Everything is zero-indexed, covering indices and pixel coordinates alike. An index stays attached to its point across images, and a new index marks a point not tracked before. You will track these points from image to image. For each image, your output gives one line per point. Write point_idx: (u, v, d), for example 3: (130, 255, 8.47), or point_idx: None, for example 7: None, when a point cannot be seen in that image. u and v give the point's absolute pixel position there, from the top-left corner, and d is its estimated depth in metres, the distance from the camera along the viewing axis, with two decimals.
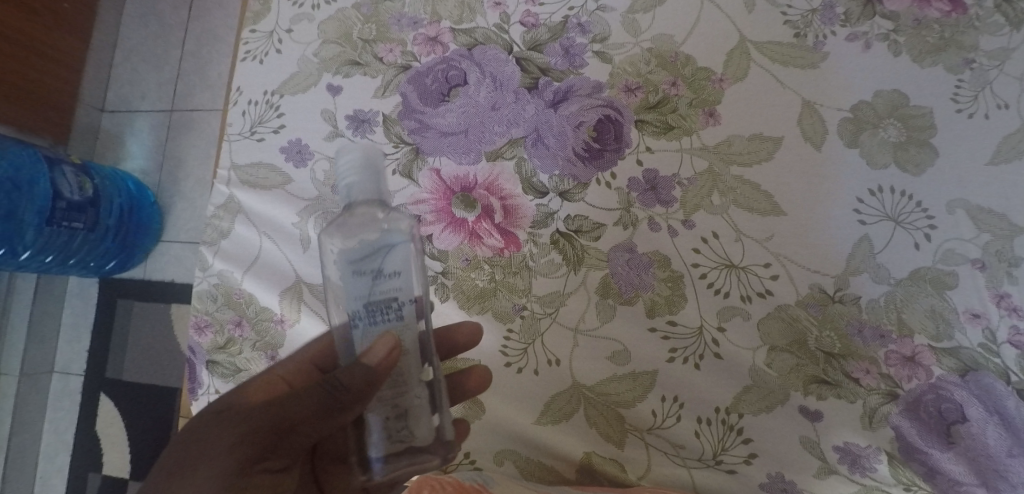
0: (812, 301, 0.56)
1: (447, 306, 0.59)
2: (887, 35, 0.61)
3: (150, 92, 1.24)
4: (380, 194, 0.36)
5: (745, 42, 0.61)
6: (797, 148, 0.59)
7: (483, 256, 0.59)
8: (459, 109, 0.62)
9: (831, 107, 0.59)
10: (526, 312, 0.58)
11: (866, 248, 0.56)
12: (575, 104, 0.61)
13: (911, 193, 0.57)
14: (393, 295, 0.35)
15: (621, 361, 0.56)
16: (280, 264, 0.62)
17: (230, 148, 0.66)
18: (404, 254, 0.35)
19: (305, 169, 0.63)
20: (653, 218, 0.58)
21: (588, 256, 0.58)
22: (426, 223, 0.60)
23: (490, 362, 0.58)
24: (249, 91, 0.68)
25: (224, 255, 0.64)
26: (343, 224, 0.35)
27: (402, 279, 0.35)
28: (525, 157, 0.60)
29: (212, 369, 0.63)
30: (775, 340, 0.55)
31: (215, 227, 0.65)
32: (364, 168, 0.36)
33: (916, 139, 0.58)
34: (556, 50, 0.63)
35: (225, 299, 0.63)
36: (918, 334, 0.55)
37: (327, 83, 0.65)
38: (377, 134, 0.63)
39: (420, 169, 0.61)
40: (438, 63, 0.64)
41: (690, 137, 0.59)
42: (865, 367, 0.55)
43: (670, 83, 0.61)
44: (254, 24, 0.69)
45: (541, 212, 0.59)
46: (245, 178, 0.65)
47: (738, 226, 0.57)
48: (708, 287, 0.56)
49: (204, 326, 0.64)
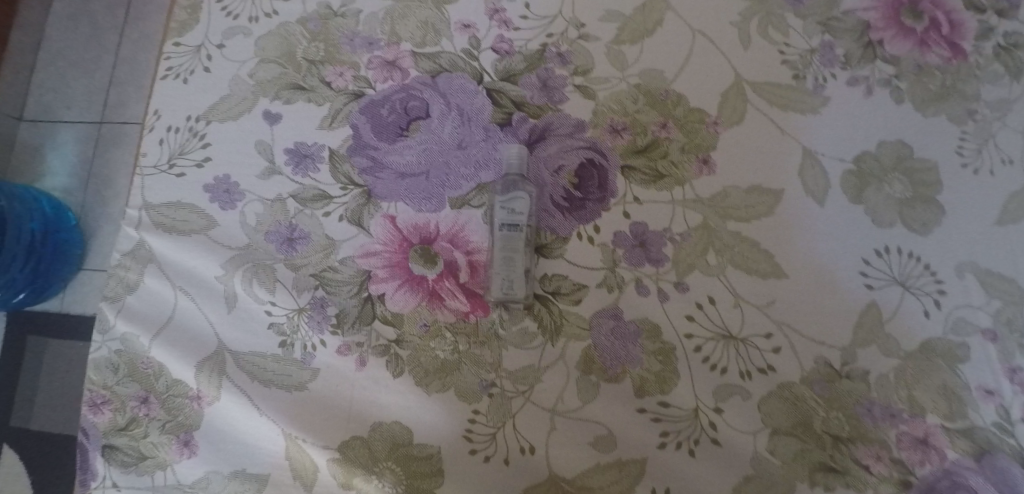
0: (818, 377, 0.49)
1: (400, 384, 0.49)
2: (889, 81, 0.57)
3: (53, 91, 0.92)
4: (233, 386, 0.50)
5: (742, 81, 0.55)
6: (798, 201, 0.53)
7: (444, 321, 0.50)
8: (419, 146, 0.54)
9: (834, 157, 0.54)
10: (495, 390, 0.49)
11: (874, 314, 0.51)
12: (554, 145, 0.53)
13: (919, 255, 0.52)
14: (229, 451, 0.50)
15: (606, 448, 0.48)
16: (198, 327, 0.52)
17: (142, 183, 0.55)
18: (243, 420, 0.50)
19: (234, 213, 0.54)
20: (641, 280, 0.50)
21: (567, 323, 0.50)
22: (377, 280, 0.51)
23: (452, 451, 0.48)
24: (170, 115, 0.57)
25: (130, 316, 0.53)
26: (232, 402, 0.50)
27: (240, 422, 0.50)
28: (444, 312, 0.51)
29: (108, 456, 0.51)
30: (777, 422, 0.49)
31: (119, 279, 0.54)
32: (217, 371, 0.51)
33: (922, 195, 0.54)
34: (533, 82, 0.55)
35: (129, 371, 0.52)
36: (931, 413, 0.49)
37: (265, 111, 0.56)
38: (321, 173, 0.54)
39: (372, 215, 0.52)
40: (396, 91, 0.55)
41: (683, 188, 0.52)
42: (875, 453, 0.49)
43: (661, 125, 0.54)
44: (179, 36, 0.59)
45: (492, 317, 0.50)
46: (161, 220, 0.55)
47: (737, 290, 0.50)
48: (704, 362, 0.49)
49: (100, 403, 0.51)
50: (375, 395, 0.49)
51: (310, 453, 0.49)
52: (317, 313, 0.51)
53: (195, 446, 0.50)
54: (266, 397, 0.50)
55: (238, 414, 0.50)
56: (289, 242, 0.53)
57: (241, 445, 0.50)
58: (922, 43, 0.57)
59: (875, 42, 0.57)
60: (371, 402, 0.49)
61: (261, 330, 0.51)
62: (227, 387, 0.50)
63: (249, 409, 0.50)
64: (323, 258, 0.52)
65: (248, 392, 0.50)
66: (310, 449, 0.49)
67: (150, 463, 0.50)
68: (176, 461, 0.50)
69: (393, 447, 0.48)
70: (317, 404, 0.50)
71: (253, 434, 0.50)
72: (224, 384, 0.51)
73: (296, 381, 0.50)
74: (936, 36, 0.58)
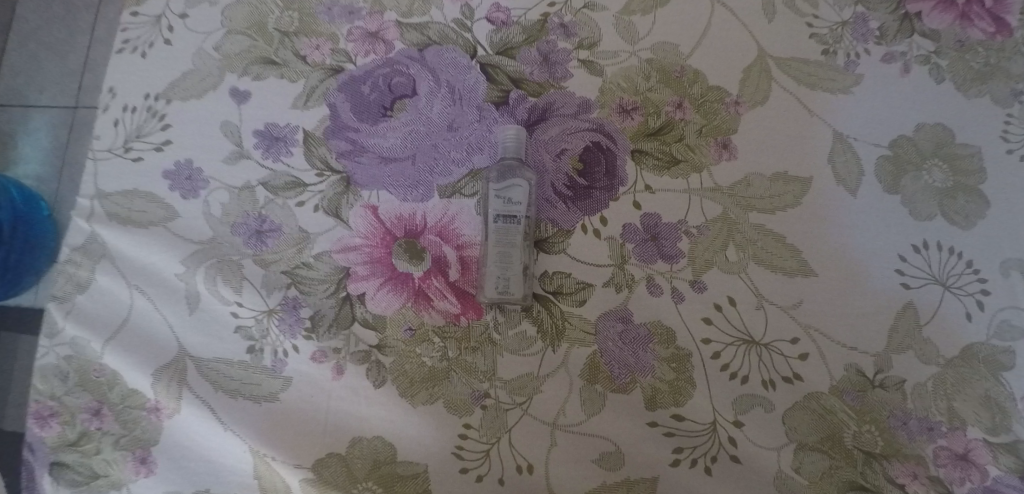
0: (848, 387, 0.44)
1: (383, 395, 0.44)
2: (928, 58, 0.50)
3: (25, 69, 0.65)
4: (196, 395, 0.45)
5: (766, 56, 0.50)
6: (828, 191, 0.47)
7: (432, 324, 0.45)
8: (404, 127, 0.48)
9: (866, 141, 0.49)
10: (488, 402, 0.44)
11: (911, 317, 0.45)
12: (556, 127, 0.48)
13: (960, 251, 0.46)
14: (190, 470, 0.44)
15: (612, 466, 0.43)
16: (156, 329, 0.46)
17: (93, 169, 0.49)
18: (207, 435, 0.44)
19: (197, 202, 0.48)
20: (653, 278, 0.45)
21: (570, 327, 0.45)
22: (357, 277, 0.46)
23: (440, 469, 0.43)
24: (126, 93, 0.51)
25: (81, 317, 0.47)
26: (193, 416, 0.45)
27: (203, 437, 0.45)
28: (432, 314, 0.45)
29: (58, 474, 0.46)
30: (803, 436, 0.44)
31: (69, 277, 0.48)
32: (176, 381, 0.45)
33: (964, 184, 0.48)
34: (533, 56, 0.49)
35: (80, 380, 0.46)
36: (972, 426, 0.44)
37: (232, 88, 0.50)
38: (294, 157, 0.48)
39: (352, 206, 0.47)
40: (379, 65, 0.49)
41: (700, 175, 0.47)
42: (911, 471, 0.43)
43: (675, 105, 0.48)
44: (137, 4, 0.52)
45: (486, 319, 0.45)
46: (116, 211, 0.49)
47: (760, 289, 0.45)
48: (724, 370, 0.44)
49: (47, 415, 0.46)
50: (355, 408, 0.44)
51: (281, 472, 0.44)
52: (289, 316, 0.46)
53: (154, 464, 0.45)
54: (231, 410, 0.45)
55: (200, 430, 0.45)
56: (258, 235, 0.47)
57: (204, 463, 0.44)
58: (963, 16, 0.51)
59: (912, 14, 0.51)
60: (350, 415, 0.44)
61: (227, 335, 0.46)
62: (190, 399, 0.45)
63: (213, 424, 0.44)
64: (296, 254, 0.46)
65: (211, 406, 0.45)
66: (280, 468, 0.44)
67: (104, 482, 0.45)
68: (133, 480, 0.45)
69: (374, 465, 0.43)
70: (289, 418, 0.44)
71: (218, 450, 0.44)
72: (184, 395, 0.45)
73: (266, 392, 0.45)
74: (978, 9, 0.51)
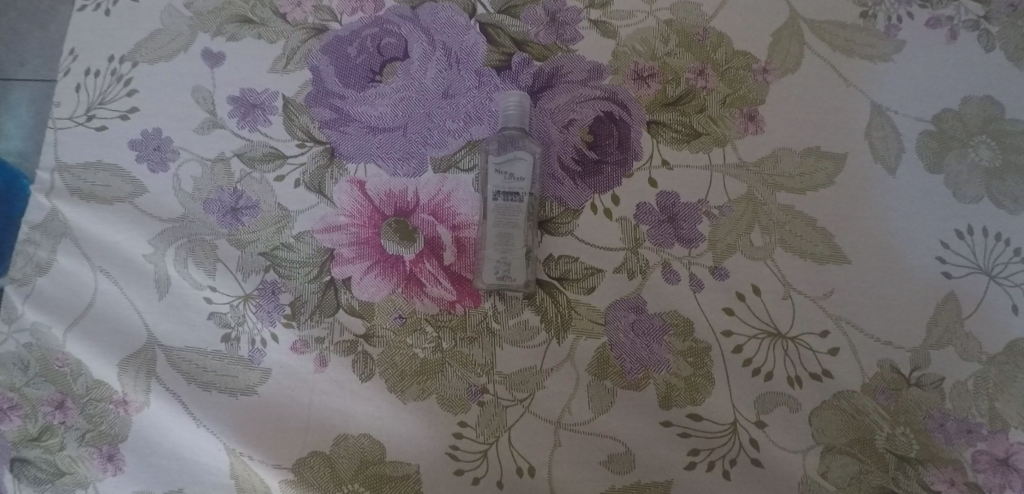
0: (881, 385, 0.40)
1: (371, 390, 0.40)
2: (977, 23, 0.45)
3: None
4: (168, 388, 0.41)
5: (798, 19, 0.44)
6: (864, 169, 0.43)
7: (425, 312, 0.41)
8: (395, 94, 0.43)
9: (908, 114, 0.44)
10: (486, 398, 0.40)
11: (952, 309, 0.41)
12: (563, 95, 0.43)
13: (1008, 237, 0.42)
14: (162, 467, 0.41)
15: (621, 469, 0.39)
16: (124, 316, 0.42)
17: (52, 139, 0.44)
18: (179, 429, 0.41)
19: (166, 176, 0.44)
20: (669, 264, 0.41)
21: (577, 316, 0.40)
22: (343, 260, 0.41)
23: (433, 471, 0.39)
24: (88, 55, 0.46)
25: (42, 302, 0.43)
26: (164, 411, 0.41)
27: (175, 433, 0.41)
28: (423, 301, 0.41)
29: (18, 471, 0.41)
30: (830, 439, 0.40)
31: (27, 258, 0.43)
32: (147, 372, 0.41)
33: (1015, 163, 0.43)
34: (539, 15, 0.44)
35: (41, 370, 0.42)
36: (1017, 430, 0.39)
37: (204, 49, 0.45)
38: (273, 127, 0.43)
39: (337, 181, 0.42)
40: (367, 25, 0.44)
41: (723, 149, 0.42)
42: (947, 477, 0.39)
43: (696, 71, 0.44)
44: None
45: (484, 307, 0.41)
46: (78, 186, 0.44)
47: (787, 277, 0.41)
48: (746, 365, 0.40)
49: (5, 408, 0.42)
50: (341, 403, 0.40)
51: (260, 472, 0.40)
52: (267, 302, 0.41)
53: (121, 462, 0.41)
54: (206, 404, 0.41)
55: (173, 425, 0.41)
56: (234, 212, 0.43)
57: (176, 461, 0.40)
58: None
59: None
60: (335, 411, 0.40)
61: (200, 322, 0.42)
62: (161, 392, 0.41)
63: (187, 419, 0.41)
64: (275, 234, 0.42)
65: (184, 400, 0.41)
66: (258, 467, 0.40)
67: (68, 479, 0.41)
68: (100, 478, 0.41)
69: (361, 465, 0.40)
70: (269, 413, 0.40)
71: (191, 447, 0.40)
72: (155, 388, 0.41)
73: (243, 384, 0.41)
74: None
